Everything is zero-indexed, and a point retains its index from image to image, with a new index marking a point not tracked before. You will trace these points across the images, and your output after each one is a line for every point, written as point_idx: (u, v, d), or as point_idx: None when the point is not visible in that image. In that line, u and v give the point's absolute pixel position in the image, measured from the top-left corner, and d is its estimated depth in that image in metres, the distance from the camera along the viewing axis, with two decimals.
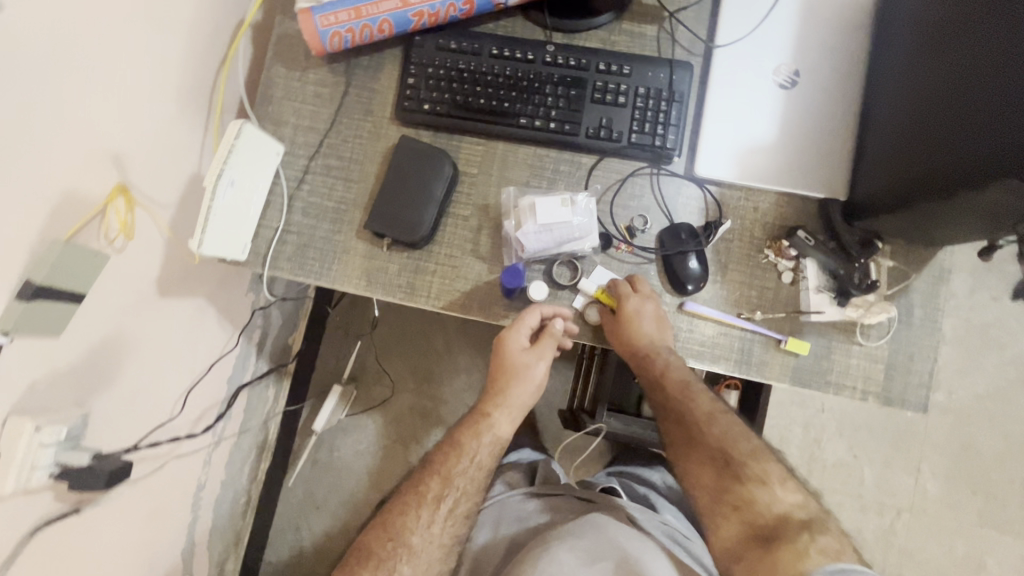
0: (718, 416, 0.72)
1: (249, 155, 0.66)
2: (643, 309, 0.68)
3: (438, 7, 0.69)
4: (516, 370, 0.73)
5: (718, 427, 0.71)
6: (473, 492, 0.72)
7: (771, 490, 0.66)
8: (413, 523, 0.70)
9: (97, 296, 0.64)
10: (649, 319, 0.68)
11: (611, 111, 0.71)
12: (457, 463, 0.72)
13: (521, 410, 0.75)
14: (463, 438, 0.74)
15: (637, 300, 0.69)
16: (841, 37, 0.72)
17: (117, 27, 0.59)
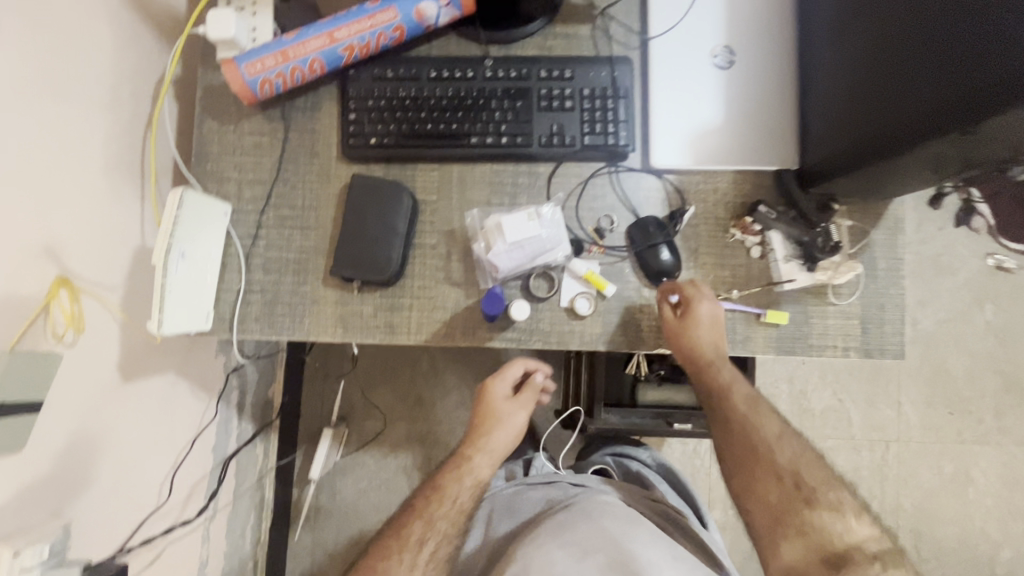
0: (784, 437, 0.70)
1: (197, 221, 0.63)
2: (709, 315, 0.69)
3: (367, 38, 0.67)
4: (499, 416, 0.78)
5: (782, 445, 0.69)
6: (454, 535, 0.70)
7: (845, 519, 0.64)
8: (395, 568, 0.67)
9: (56, 398, 0.60)
10: (710, 325, 0.69)
11: (560, 117, 0.71)
12: (439, 506, 0.71)
13: (501, 455, 0.77)
14: (445, 481, 0.73)
15: (706, 303, 0.69)
16: (768, 12, 0.73)
17: (26, 112, 0.54)
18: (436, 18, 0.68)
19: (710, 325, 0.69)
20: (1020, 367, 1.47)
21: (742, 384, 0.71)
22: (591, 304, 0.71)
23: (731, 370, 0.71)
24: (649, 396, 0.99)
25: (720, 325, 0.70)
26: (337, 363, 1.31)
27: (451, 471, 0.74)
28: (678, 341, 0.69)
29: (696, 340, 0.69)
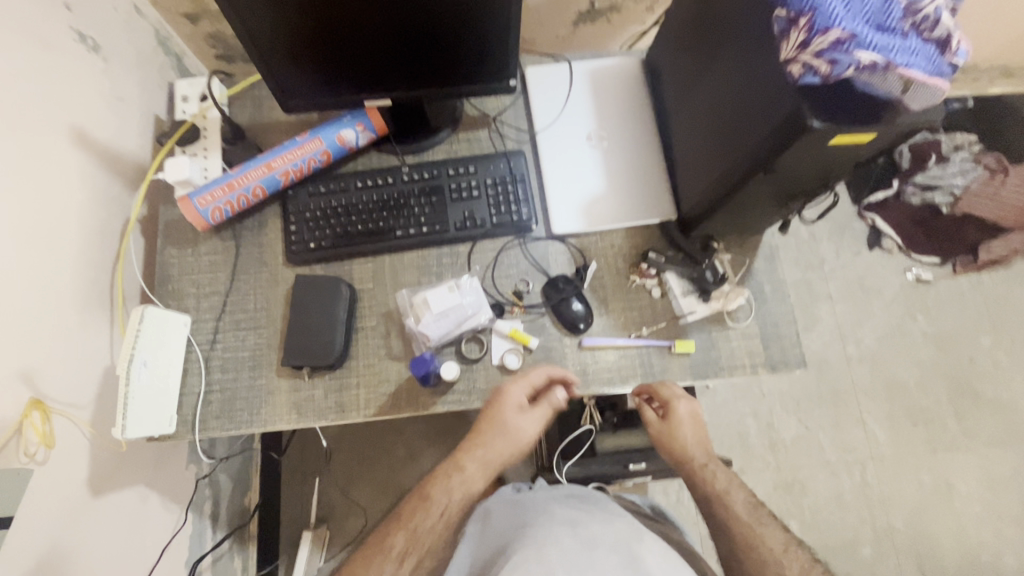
0: (791, 552, 0.70)
1: (157, 334, 0.71)
2: (688, 412, 0.80)
3: (300, 163, 0.81)
4: (502, 428, 0.75)
5: (787, 555, 0.70)
6: (437, 549, 0.72)
7: None
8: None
9: (27, 515, 0.64)
10: (690, 424, 0.79)
11: (470, 204, 0.84)
12: (425, 516, 0.73)
13: (497, 464, 0.76)
14: (433, 490, 0.75)
15: (683, 401, 0.79)
16: (628, 101, 0.91)
17: (8, 261, 0.65)
18: (355, 142, 0.84)
19: (691, 421, 0.79)
20: (966, 371, 1.55)
21: (737, 487, 0.77)
22: (519, 357, 0.79)
23: (725, 473, 0.78)
24: (606, 443, 1.04)
25: (701, 426, 0.80)
26: (313, 462, 1.33)
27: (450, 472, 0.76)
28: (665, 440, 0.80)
29: (680, 436, 0.79)
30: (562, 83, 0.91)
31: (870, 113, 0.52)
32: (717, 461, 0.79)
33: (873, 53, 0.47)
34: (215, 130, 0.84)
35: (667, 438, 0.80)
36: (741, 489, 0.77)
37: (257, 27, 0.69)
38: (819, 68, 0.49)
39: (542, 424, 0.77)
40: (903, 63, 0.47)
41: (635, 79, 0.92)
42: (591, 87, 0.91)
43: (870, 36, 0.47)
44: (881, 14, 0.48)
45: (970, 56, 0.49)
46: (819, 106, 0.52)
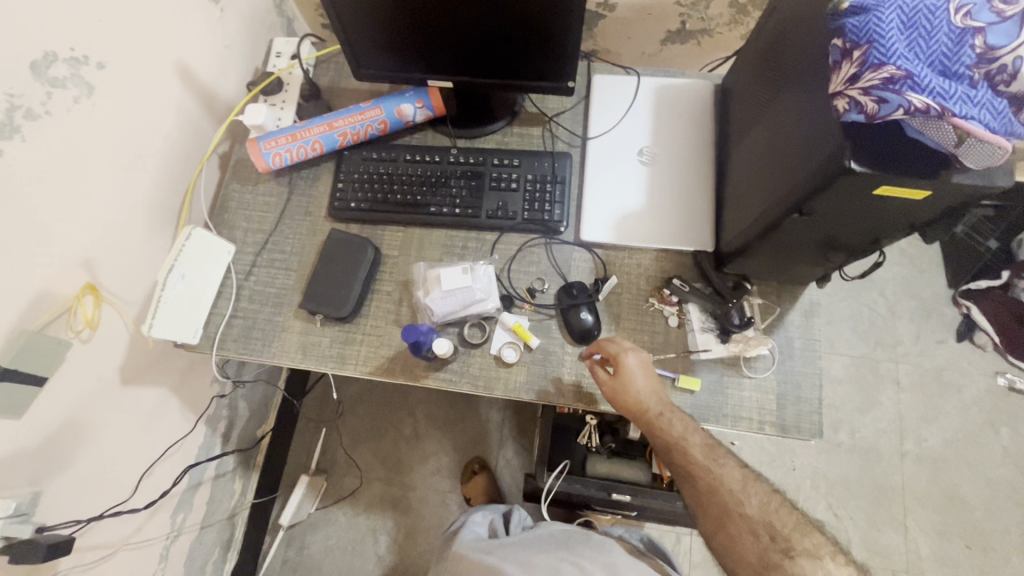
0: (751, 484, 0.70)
1: (198, 254, 0.79)
2: (635, 358, 0.73)
3: (358, 128, 0.87)
4: None
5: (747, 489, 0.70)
6: None
7: (823, 565, 0.63)
8: None
9: (61, 381, 0.74)
10: (643, 370, 0.73)
11: (506, 195, 0.85)
12: None
13: None
14: None
15: (632, 354, 0.73)
16: (691, 123, 0.88)
17: (98, 164, 0.75)
18: (413, 117, 0.88)
19: (642, 368, 0.73)
20: None
21: (696, 431, 0.72)
22: (516, 352, 0.78)
23: (683, 416, 0.73)
24: (598, 467, 1.02)
25: (651, 369, 0.73)
26: (327, 414, 1.41)
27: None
28: (620, 395, 0.73)
29: (634, 387, 0.72)
30: (627, 95, 0.90)
31: (920, 166, 0.48)
32: (671, 406, 0.73)
33: (928, 98, 0.43)
34: (296, 86, 0.92)
35: (618, 388, 0.73)
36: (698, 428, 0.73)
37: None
38: (865, 105, 0.45)
39: None
40: (962, 115, 0.42)
41: (704, 103, 0.89)
42: (655, 103, 0.89)
43: (929, 79, 0.43)
44: (949, 57, 0.43)
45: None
46: (862, 148, 0.48)
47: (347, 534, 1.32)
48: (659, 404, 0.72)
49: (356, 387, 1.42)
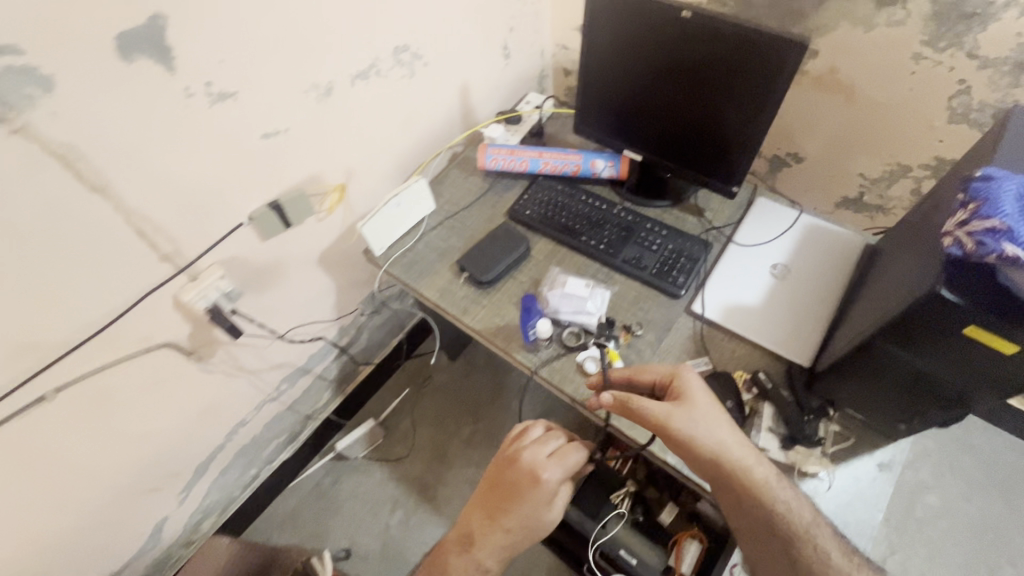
0: (715, 422, 0.74)
1: (413, 197, 1.08)
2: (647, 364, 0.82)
3: (557, 164, 1.12)
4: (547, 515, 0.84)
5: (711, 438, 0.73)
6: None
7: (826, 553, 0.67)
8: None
9: (293, 236, 1.05)
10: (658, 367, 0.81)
11: (644, 252, 1.01)
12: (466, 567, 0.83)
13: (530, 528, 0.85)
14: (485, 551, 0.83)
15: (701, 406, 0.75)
16: (834, 263, 0.96)
17: (390, 115, 1.09)
18: (601, 171, 1.11)
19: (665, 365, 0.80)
20: None
21: (705, 406, 0.74)
22: (598, 366, 0.90)
23: (697, 393, 0.76)
24: (617, 530, 1.02)
25: (683, 371, 0.78)
26: (412, 389, 1.63)
27: (501, 484, 0.85)
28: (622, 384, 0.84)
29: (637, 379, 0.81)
30: (784, 222, 1.02)
31: (1008, 316, 0.54)
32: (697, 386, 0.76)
33: (1020, 250, 0.51)
34: (530, 124, 1.22)
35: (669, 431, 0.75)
36: (706, 400, 0.75)
37: (591, 76, 1.03)
38: (964, 244, 0.54)
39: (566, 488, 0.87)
40: None
41: (852, 252, 0.97)
42: (805, 236, 1.00)
43: None
44: None
45: None
46: (959, 284, 0.56)
47: (375, 489, 1.50)
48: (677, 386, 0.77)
49: (443, 378, 1.65)
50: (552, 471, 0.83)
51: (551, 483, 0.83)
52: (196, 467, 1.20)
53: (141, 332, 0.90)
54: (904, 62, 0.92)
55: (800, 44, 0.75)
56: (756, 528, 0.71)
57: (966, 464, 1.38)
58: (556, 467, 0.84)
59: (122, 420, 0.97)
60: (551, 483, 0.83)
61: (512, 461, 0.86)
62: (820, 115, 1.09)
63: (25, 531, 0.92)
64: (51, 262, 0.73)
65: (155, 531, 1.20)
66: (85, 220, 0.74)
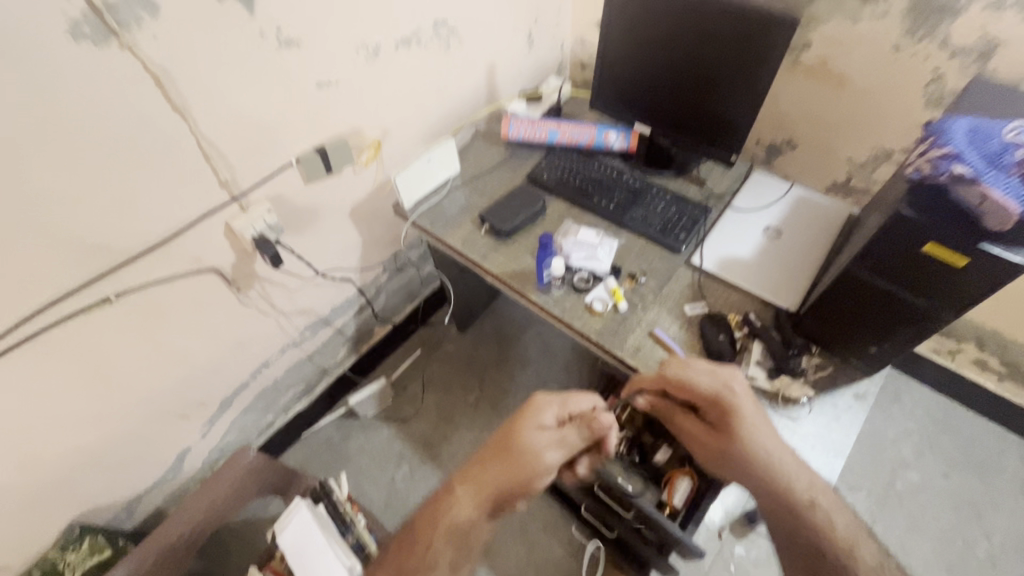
0: (764, 429, 0.78)
1: (442, 156, 1.19)
2: (695, 373, 0.83)
3: (573, 135, 1.23)
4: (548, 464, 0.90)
5: (764, 450, 0.76)
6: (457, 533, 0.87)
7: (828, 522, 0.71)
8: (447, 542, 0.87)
9: (332, 184, 1.15)
10: (707, 378, 0.83)
11: (649, 212, 1.11)
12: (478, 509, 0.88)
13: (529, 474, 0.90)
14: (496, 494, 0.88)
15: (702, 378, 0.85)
16: (821, 224, 1.06)
17: (425, 84, 1.21)
18: (613, 143, 1.22)
19: (712, 378, 0.82)
20: None
21: (757, 415, 0.78)
22: (605, 307, 1.00)
23: (749, 406, 0.79)
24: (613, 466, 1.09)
25: (734, 381, 0.82)
26: (422, 356, 1.71)
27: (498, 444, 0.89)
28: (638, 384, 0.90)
29: (687, 389, 0.83)
30: (776, 191, 1.13)
31: (960, 228, 0.63)
32: (747, 400, 0.80)
33: (968, 168, 0.60)
34: (549, 102, 1.34)
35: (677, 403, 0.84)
36: (756, 410, 0.79)
37: (607, 55, 1.14)
38: (923, 167, 0.64)
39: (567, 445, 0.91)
40: (990, 184, 0.59)
41: (838, 217, 1.07)
42: (795, 203, 1.11)
43: (975, 160, 0.61)
44: (998, 154, 0.61)
45: None
46: (919, 204, 0.65)
47: (383, 445, 1.56)
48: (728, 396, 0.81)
49: (452, 347, 1.73)
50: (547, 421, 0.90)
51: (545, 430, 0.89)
52: (221, 401, 1.27)
53: (193, 251, 0.98)
54: (886, 52, 1.04)
55: (792, 20, 0.87)
56: (801, 544, 0.70)
57: (944, 444, 1.45)
58: (543, 414, 0.90)
59: (165, 337, 1.05)
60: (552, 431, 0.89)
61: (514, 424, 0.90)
62: (813, 102, 1.20)
63: (70, 432, 0.99)
64: (130, 170, 0.83)
65: (177, 462, 1.26)
66: (163, 136, 0.84)
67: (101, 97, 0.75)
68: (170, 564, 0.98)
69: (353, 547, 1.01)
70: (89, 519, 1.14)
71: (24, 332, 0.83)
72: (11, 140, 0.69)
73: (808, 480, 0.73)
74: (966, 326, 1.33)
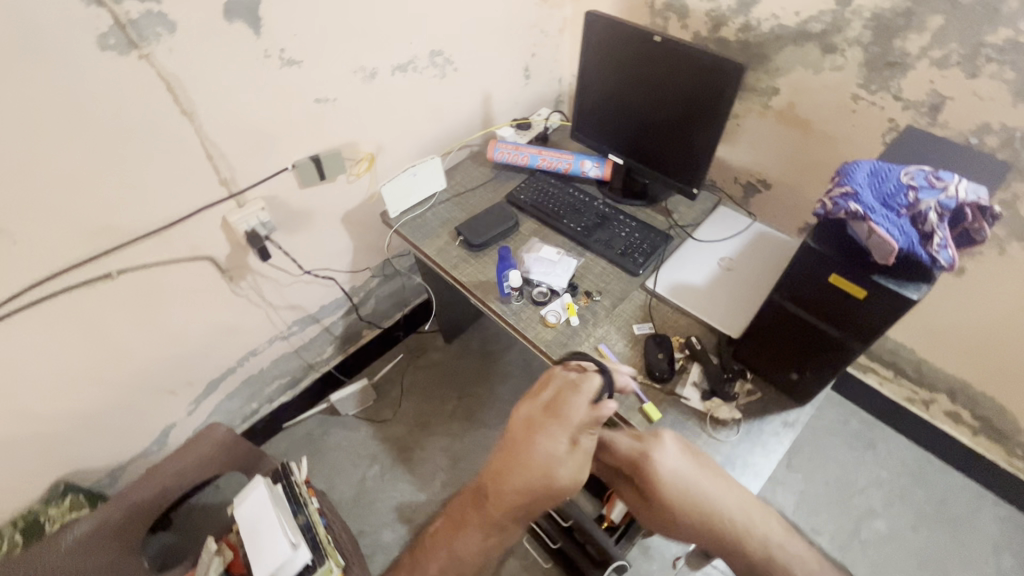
0: (701, 478, 0.82)
1: (428, 172, 1.29)
2: (617, 437, 0.85)
3: (552, 161, 1.32)
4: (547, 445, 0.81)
5: (697, 495, 0.81)
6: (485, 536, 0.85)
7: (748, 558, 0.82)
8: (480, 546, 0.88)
9: (326, 189, 1.26)
10: (629, 443, 0.84)
11: (613, 236, 1.17)
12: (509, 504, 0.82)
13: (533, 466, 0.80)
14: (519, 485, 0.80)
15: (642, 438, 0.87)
16: (772, 261, 1.10)
17: (420, 107, 1.32)
18: (588, 171, 1.30)
19: (636, 442, 0.83)
20: None
21: (679, 467, 0.82)
22: (558, 319, 1.05)
23: (679, 453, 0.82)
24: None
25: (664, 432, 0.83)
26: (407, 363, 1.79)
27: (516, 454, 0.78)
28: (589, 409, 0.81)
29: (615, 459, 0.86)
30: (737, 226, 1.19)
31: (857, 261, 0.68)
32: (665, 462, 0.81)
33: (861, 206, 0.65)
34: (536, 131, 1.44)
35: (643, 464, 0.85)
36: (693, 460, 0.82)
37: (586, 90, 1.23)
38: (826, 204, 0.69)
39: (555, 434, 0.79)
40: (877, 221, 0.64)
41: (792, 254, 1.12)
42: (753, 238, 1.16)
43: (869, 200, 0.66)
44: (890, 196, 0.66)
45: (953, 255, 0.63)
46: (823, 238, 0.71)
47: (358, 444, 1.62)
48: (648, 461, 0.82)
49: (436, 357, 1.80)
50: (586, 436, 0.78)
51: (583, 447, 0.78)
52: (209, 383, 1.37)
53: (191, 239, 1.10)
54: (846, 101, 1.10)
55: (739, 66, 0.94)
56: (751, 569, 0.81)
57: (916, 497, 1.43)
58: (559, 425, 0.77)
59: (160, 315, 1.15)
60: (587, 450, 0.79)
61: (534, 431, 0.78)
62: (783, 146, 1.26)
63: (65, 393, 1.10)
64: (141, 162, 0.95)
65: (162, 435, 1.35)
66: (171, 134, 0.96)
67: (121, 99, 0.87)
68: (134, 525, 1.04)
69: (302, 526, 1.06)
70: (75, 478, 1.23)
71: (33, 295, 0.94)
72: (41, 128, 0.82)
73: (750, 519, 0.82)
74: (937, 375, 1.32)
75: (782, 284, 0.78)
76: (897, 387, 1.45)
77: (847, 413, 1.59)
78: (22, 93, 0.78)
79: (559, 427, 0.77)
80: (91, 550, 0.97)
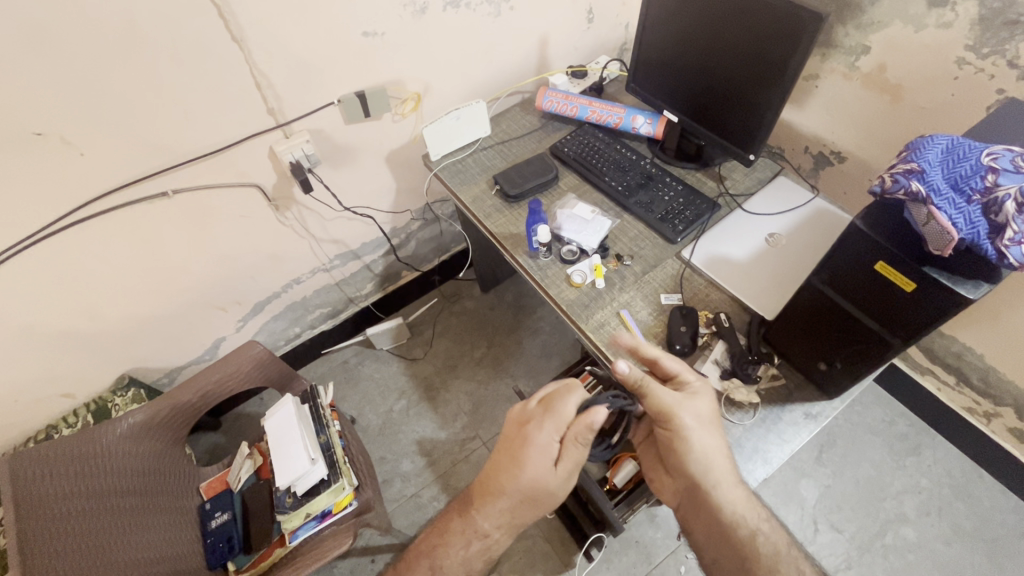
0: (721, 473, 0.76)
1: (473, 117, 1.26)
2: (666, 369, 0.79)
3: (602, 114, 1.25)
4: (530, 479, 0.78)
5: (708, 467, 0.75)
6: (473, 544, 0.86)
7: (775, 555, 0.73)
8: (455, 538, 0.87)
9: (371, 127, 1.27)
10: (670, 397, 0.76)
11: (655, 198, 1.11)
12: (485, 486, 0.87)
13: (529, 493, 0.79)
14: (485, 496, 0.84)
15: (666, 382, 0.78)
16: (827, 240, 1.02)
17: (472, 47, 1.28)
18: (639, 127, 1.22)
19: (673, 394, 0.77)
20: None
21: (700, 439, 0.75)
22: (584, 280, 1.02)
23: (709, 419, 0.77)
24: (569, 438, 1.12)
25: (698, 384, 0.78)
26: (442, 307, 1.83)
27: (515, 502, 0.80)
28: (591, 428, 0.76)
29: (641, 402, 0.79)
30: (795, 200, 1.09)
31: (910, 251, 0.61)
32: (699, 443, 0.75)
33: (923, 186, 0.57)
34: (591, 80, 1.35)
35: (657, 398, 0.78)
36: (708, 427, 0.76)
37: (648, 35, 1.14)
38: (884, 181, 0.61)
39: (564, 458, 0.78)
40: (938, 206, 0.56)
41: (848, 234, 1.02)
42: (809, 215, 1.07)
43: (936, 179, 0.57)
44: (964, 177, 0.57)
45: None
46: (874, 220, 0.64)
47: (390, 377, 1.70)
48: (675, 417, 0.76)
49: (471, 304, 1.83)
50: (585, 444, 0.77)
51: (578, 459, 0.78)
52: (256, 304, 1.46)
53: (240, 166, 1.14)
54: (948, 66, 0.95)
55: (816, 16, 0.83)
56: None
57: (956, 511, 1.33)
58: (567, 455, 0.77)
59: (212, 236, 1.23)
60: (579, 454, 0.78)
61: (524, 478, 0.78)
62: (864, 113, 1.11)
63: (130, 297, 1.21)
64: (192, 87, 0.98)
65: (212, 346, 1.47)
66: (223, 62, 0.98)
67: (175, 21, 0.90)
68: (177, 422, 1.17)
69: (321, 443, 1.15)
70: (138, 374, 1.38)
71: (101, 206, 1.03)
72: (104, 47, 0.87)
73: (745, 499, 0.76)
74: (1004, 386, 1.19)
75: (822, 269, 0.71)
76: (957, 395, 1.32)
77: (894, 414, 1.48)
78: (85, 12, 0.82)
79: (540, 462, 0.78)
80: (140, 437, 1.10)
